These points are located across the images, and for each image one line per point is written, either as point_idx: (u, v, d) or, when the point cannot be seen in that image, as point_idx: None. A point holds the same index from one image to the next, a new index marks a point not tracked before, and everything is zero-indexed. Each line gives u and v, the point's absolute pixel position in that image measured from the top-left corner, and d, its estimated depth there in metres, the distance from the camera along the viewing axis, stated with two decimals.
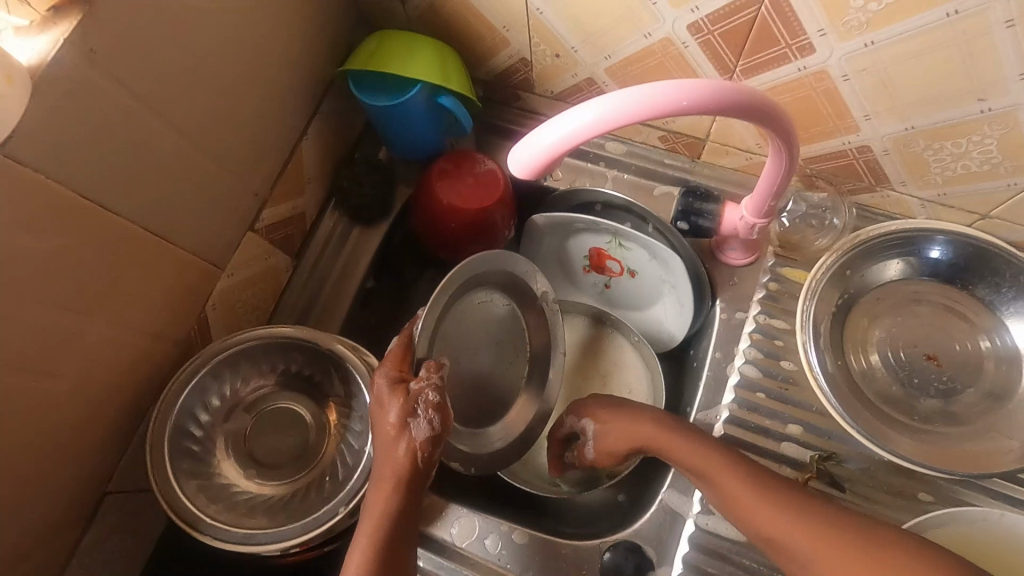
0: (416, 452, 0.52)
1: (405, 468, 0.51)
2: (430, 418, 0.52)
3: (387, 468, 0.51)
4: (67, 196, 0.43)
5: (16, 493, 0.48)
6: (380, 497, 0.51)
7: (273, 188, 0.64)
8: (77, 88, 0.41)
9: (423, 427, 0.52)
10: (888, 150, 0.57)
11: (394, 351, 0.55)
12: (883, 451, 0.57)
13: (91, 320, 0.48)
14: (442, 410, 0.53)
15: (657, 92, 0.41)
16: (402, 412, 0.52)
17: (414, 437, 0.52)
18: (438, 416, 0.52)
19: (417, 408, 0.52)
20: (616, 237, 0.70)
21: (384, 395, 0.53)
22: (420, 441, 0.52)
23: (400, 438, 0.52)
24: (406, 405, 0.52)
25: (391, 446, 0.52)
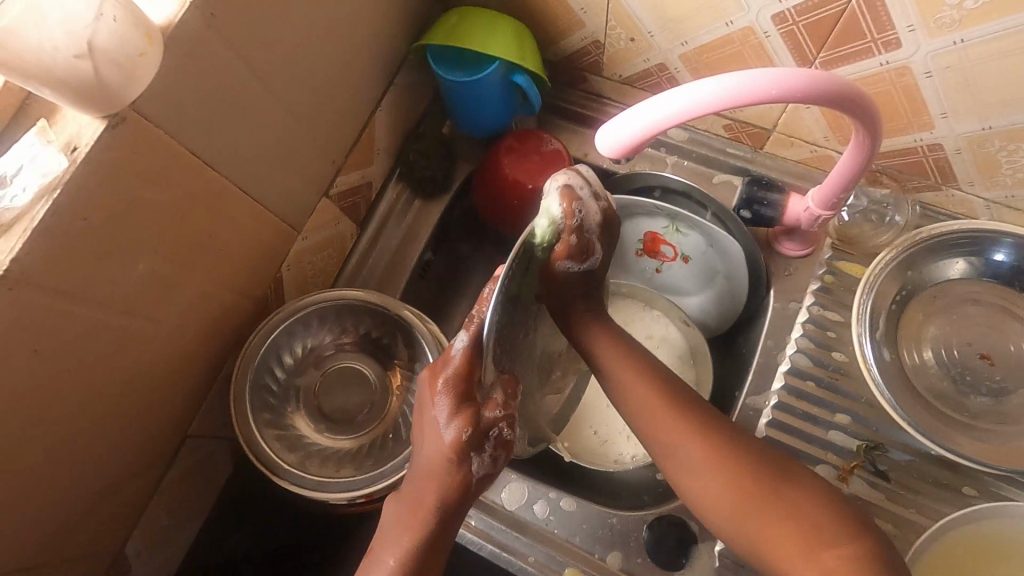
0: (468, 484, 0.47)
1: (452, 499, 0.47)
2: (494, 456, 0.47)
3: (433, 488, 0.47)
4: (181, 153, 0.45)
5: (111, 423, 0.52)
6: (410, 525, 0.47)
7: (347, 156, 0.66)
8: (200, 51, 0.43)
9: (485, 463, 0.47)
10: (960, 149, 0.58)
11: (459, 358, 0.45)
12: (934, 445, 0.59)
13: (187, 271, 0.51)
14: (509, 448, 0.47)
15: (748, 82, 0.42)
16: (467, 444, 0.46)
17: (470, 471, 0.47)
18: (503, 454, 0.47)
19: (483, 443, 0.46)
20: (673, 222, 0.71)
21: (443, 415, 0.46)
22: (475, 477, 0.47)
23: (451, 467, 0.46)
24: (468, 436, 0.46)
25: (438, 475, 0.47)
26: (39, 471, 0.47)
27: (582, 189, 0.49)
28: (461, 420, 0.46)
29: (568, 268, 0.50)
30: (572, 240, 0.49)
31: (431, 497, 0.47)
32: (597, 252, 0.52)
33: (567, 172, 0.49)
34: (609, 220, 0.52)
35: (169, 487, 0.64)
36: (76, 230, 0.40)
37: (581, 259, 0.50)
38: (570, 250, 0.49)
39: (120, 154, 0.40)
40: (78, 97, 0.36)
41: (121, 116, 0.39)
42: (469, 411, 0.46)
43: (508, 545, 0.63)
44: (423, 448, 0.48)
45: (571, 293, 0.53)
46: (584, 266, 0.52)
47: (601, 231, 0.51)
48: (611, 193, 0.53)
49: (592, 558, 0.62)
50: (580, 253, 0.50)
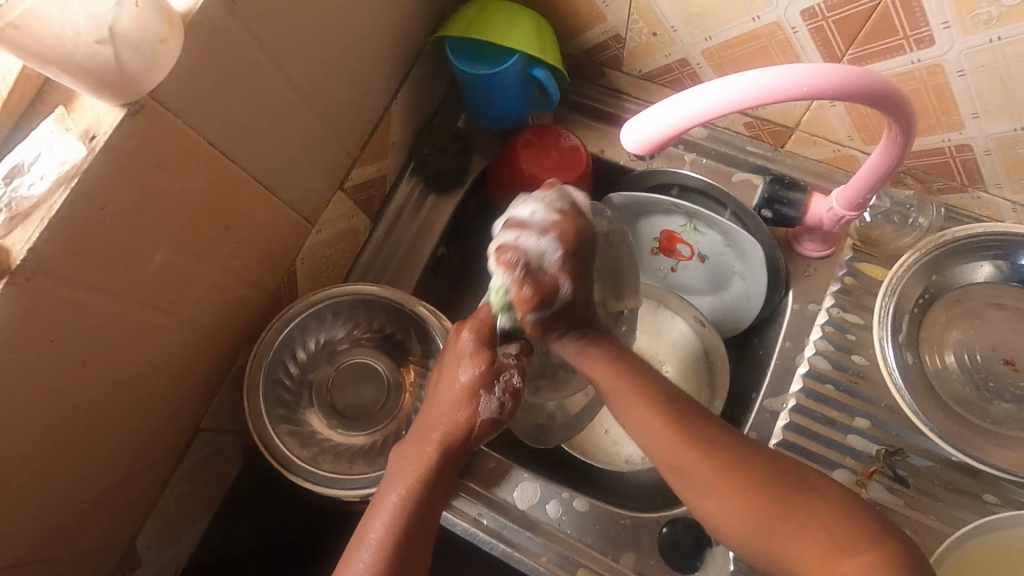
0: (475, 424, 0.52)
1: (458, 437, 0.52)
2: (501, 401, 0.52)
3: (443, 423, 0.52)
4: (198, 141, 0.44)
5: (122, 415, 0.51)
6: (414, 462, 0.50)
7: (363, 149, 0.65)
8: (220, 39, 0.42)
9: (491, 407, 0.52)
10: (989, 150, 0.57)
11: (483, 308, 0.54)
12: (953, 450, 0.58)
13: (203, 263, 0.51)
14: (516, 398, 0.53)
15: (774, 75, 0.41)
16: (479, 382, 0.52)
17: (478, 412, 0.52)
18: (511, 402, 0.52)
19: (495, 384, 0.52)
20: (691, 220, 0.69)
21: (462, 356, 0.53)
22: (483, 418, 0.52)
23: (460, 401, 0.52)
24: (485, 373, 0.52)
25: (450, 411, 0.52)
26: (53, 463, 0.47)
27: (523, 243, 0.49)
28: (479, 361, 0.52)
29: (540, 316, 0.50)
30: (526, 293, 0.49)
31: (439, 434, 0.52)
32: (568, 284, 0.49)
33: (510, 227, 0.50)
34: (567, 248, 0.49)
35: (179, 479, 0.64)
36: (93, 219, 0.39)
37: (546, 306, 0.50)
38: (528, 301, 0.49)
39: (139, 142, 0.39)
40: (99, 84, 0.35)
41: (141, 103, 0.38)
42: (486, 354, 0.52)
43: (519, 545, 0.61)
44: (437, 392, 0.54)
45: (556, 328, 0.52)
46: (557, 304, 0.50)
47: (561, 262, 0.49)
48: (574, 217, 0.51)
49: (606, 560, 0.61)
50: (545, 297, 0.49)
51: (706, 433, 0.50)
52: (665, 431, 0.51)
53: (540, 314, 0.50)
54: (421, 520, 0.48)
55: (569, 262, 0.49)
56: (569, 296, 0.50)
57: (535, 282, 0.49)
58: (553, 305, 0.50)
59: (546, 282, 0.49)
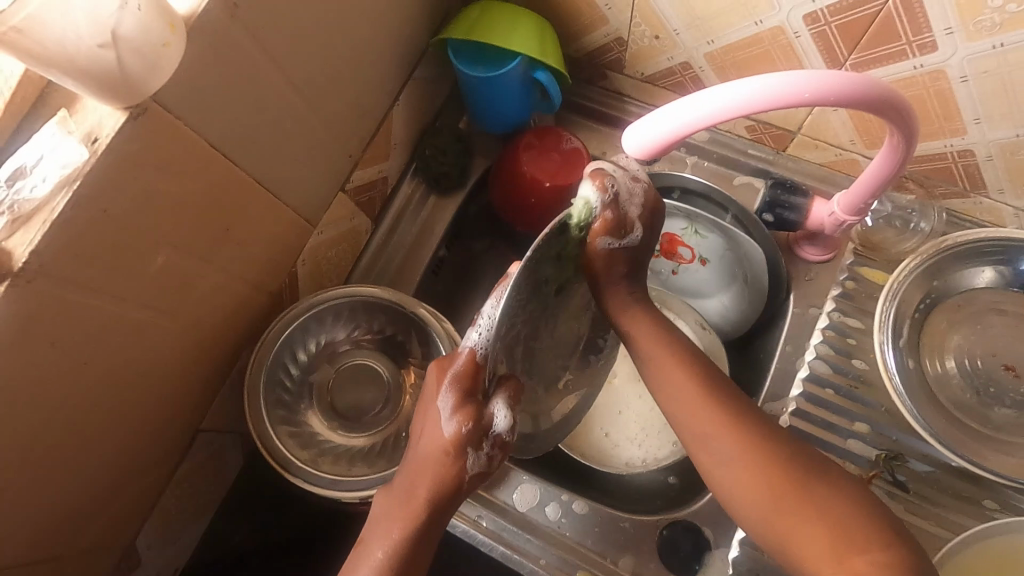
0: (462, 477, 0.48)
1: (445, 491, 0.48)
2: (490, 455, 0.48)
3: (427, 477, 0.48)
4: (200, 144, 0.44)
5: (124, 416, 0.51)
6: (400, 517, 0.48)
7: (365, 151, 0.65)
8: (222, 42, 0.42)
9: (479, 461, 0.48)
10: (991, 156, 0.57)
11: (463, 362, 0.44)
12: (953, 457, 0.58)
13: (205, 265, 0.51)
14: (504, 448, 0.48)
15: (774, 83, 0.41)
16: (464, 441, 0.47)
17: (466, 466, 0.48)
18: (499, 454, 0.48)
19: (482, 441, 0.47)
20: (692, 223, 0.71)
21: (446, 411, 0.46)
22: (469, 472, 0.48)
23: (446, 461, 0.47)
24: (471, 434, 0.46)
25: (435, 468, 0.47)
26: (54, 464, 0.47)
27: (614, 175, 0.48)
28: (463, 418, 0.46)
29: (609, 245, 0.48)
30: (608, 216, 0.47)
31: (424, 490, 0.48)
32: (638, 232, 0.50)
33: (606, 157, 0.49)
34: (648, 200, 0.50)
35: (180, 479, 0.64)
36: (95, 221, 0.39)
37: (617, 238, 0.48)
38: (609, 223, 0.47)
39: (141, 145, 0.39)
40: (101, 87, 0.35)
41: (142, 107, 0.38)
42: (471, 410, 0.46)
43: (518, 547, 0.61)
44: (418, 442, 0.49)
45: (609, 275, 0.51)
46: (622, 244, 0.49)
47: (642, 208, 0.49)
48: (651, 179, 0.52)
49: (605, 563, 0.61)
50: (619, 229, 0.48)
51: (705, 438, 0.51)
52: None
53: (614, 247, 0.49)
54: (409, 573, 0.48)
55: (649, 212, 0.50)
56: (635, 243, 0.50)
57: (622, 218, 0.48)
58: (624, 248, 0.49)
59: (627, 219, 0.48)
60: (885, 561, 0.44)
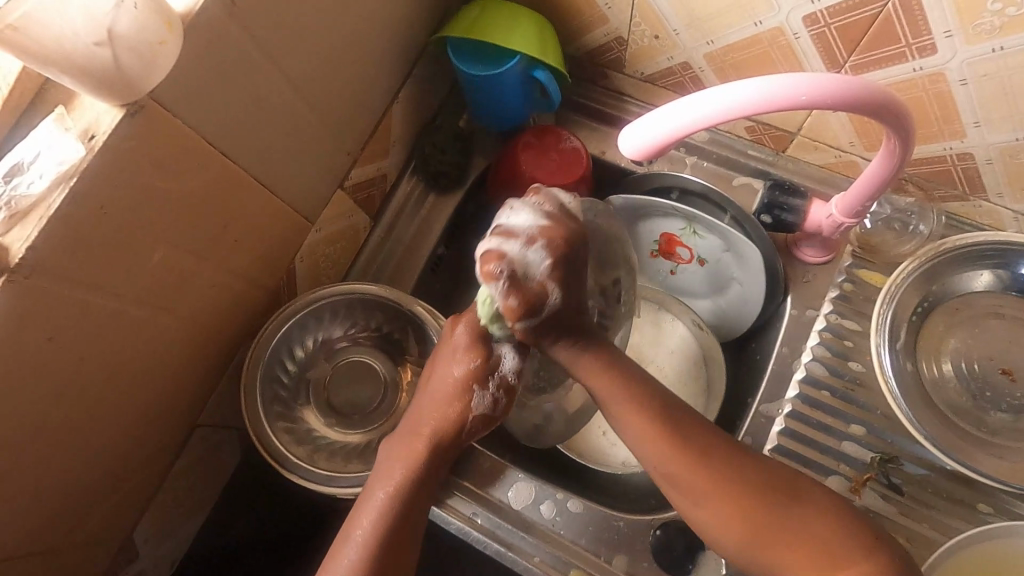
0: (468, 418, 0.53)
1: (451, 430, 0.53)
2: (495, 397, 0.53)
3: (435, 418, 0.53)
4: (198, 142, 0.44)
5: (122, 410, 0.52)
6: (407, 452, 0.52)
7: (364, 148, 0.65)
8: (220, 39, 0.42)
9: (485, 403, 0.53)
10: (991, 159, 0.56)
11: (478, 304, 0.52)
12: (949, 460, 0.58)
13: (202, 262, 0.51)
14: (510, 395, 0.53)
15: (739, 95, 0.41)
16: (472, 377, 0.52)
17: (471, 407, 0.53)
18: (503, 399, 0.53)
19: (489, 381, 0.53)
20: (690, 224, 0.70)
21: (458, 347, 0.53)
22: (475, 414, 0.53)
23: (456, 395, 0.53)
24: (480, 372, 0.52)
25: (445, 405, 0.53)
26: (51, 457, 0.47)
27: (509, 250, 0.48)
28: (476, 356, 0.52)
29: (529, 326, 0.50)
30: (513, 304, 0.48)
31: (429, 427, 0.53)
32: (557, 290, 0.49)
33: (493, 236, 0.49)
34: (556, 257, 0.49)
35: (177, 471, 0.65)
36: (93, 219, 0.40)
37: (535, 314, 0.49)
38: (516, 311, 0.49)
39: (139, 142, 0.40)
40: (97, 84, 0.35)
41: (139, 104, 0.38)
42: (481, 348, 0.52)
43: (513, 545, 0.61)
44: (434, 378, 0.54)
45: (547, 338, 0.52)
46: (545, 312, 0.50)
47: (549, 269, 0.48)
48: (563, 221, 0.50)
49: (598, 561, 0.61)
50: (532, 308, 0.49)
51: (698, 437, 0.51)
52: (658, 435, 0.51)
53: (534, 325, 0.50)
54: (410, 508, 0.50)
55: (558, 268, 0.49)
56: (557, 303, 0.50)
57: (528, 314, 0.49)
58: (544, 308, 0.49)
59: (535, 295, 0.48)
60: None
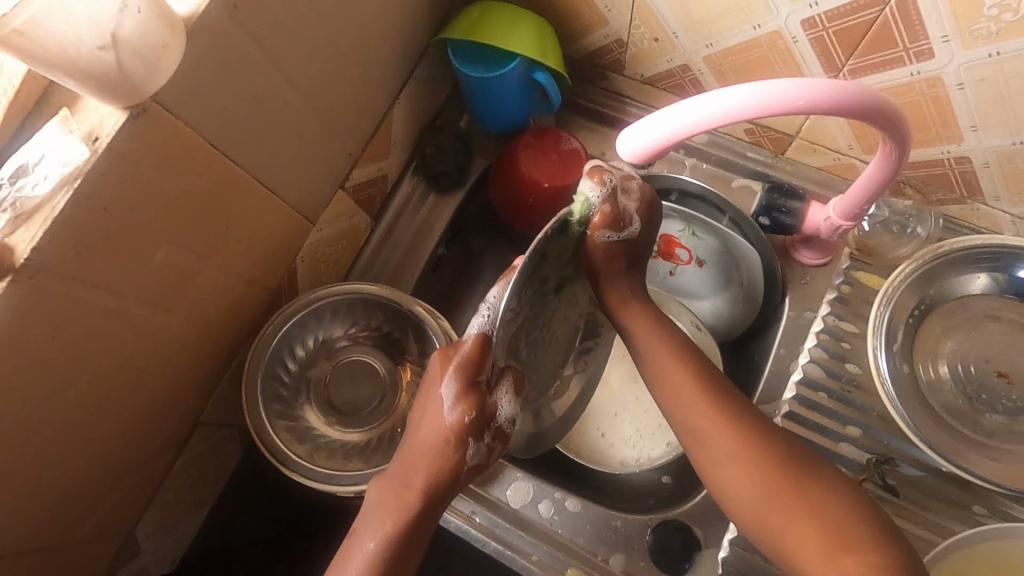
0: (460, 468, 0.50)
1: (443, 480, 0.50)
2: (490, 446, 0.50)
3: (428, 470, 0.49)
4: (200, 144, 0.45)
5: (125, 408, 0.52)
6: (395, 505, 0.49)
7: (365, 149, 0.66)
8: (222, 43, 0.43)
9: (479, 452, 0.50)
10: (988, 163, 0.57)
11: (473, 349, 0.44)
12: (944, 462, 0.58)
13: (204, 262, 0.51)
14: (503, 440, 0.50)
15: (684, 118, 0.42)
16: (465, 430, 0.48)
17: (465, 458, 0.49)
18: (497, 446, 0.50)
19: (484, 433, 0.49)
20: (690, 226, 0.71)
21: (449, 399, 0.47)
22: (468, 464, 0.50)
23: (449, 447, 0.49)
24: (475, 425, 0.48)
25: (436, 457, 0.49)
26: (55, 455, 0.48)
27: (611, 170, 0.50)
28: (470, 411, 0.47)
29: (610, 238, 0.50)
30: (607, 209, 0.48)
31: (420, 481, 0.49)
32: (637, 224, 0.51)
33: (596, 158, 0.51)
34: (643, 195, 0.52)
35: (179, 467, 0.66)
36: (96, 219, 0.40)
37: (619, 228, 0.50)
38: (608, 216, 0.49)
39: (142, 144, 0.40)
40: (100, 87, 0.36)
41: (143, 106, 0.39)
42: (477, 404, 0.47)
43: (511, 544, 0.62)
44: (427, 422, 0.50)
45: (610, 275, 0.53)
46: (624, 234, 0.51)
47: (638, 206, 0.51)
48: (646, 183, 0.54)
49: (596, 560, 0.62)
50: (617, 223, 0.50)
51: (695, 438, 0.51)
52: None
53: (615, 244, 0.51)
54: (399, 560, 0.49)
55: (647, 205, 0.51)
56: (635, 233, 0.51)
57: (617, 224, 0.50)
58: (623, 240, 0.51)
59: (626, 211, 0.50)
60: (872, 561, 0.45)
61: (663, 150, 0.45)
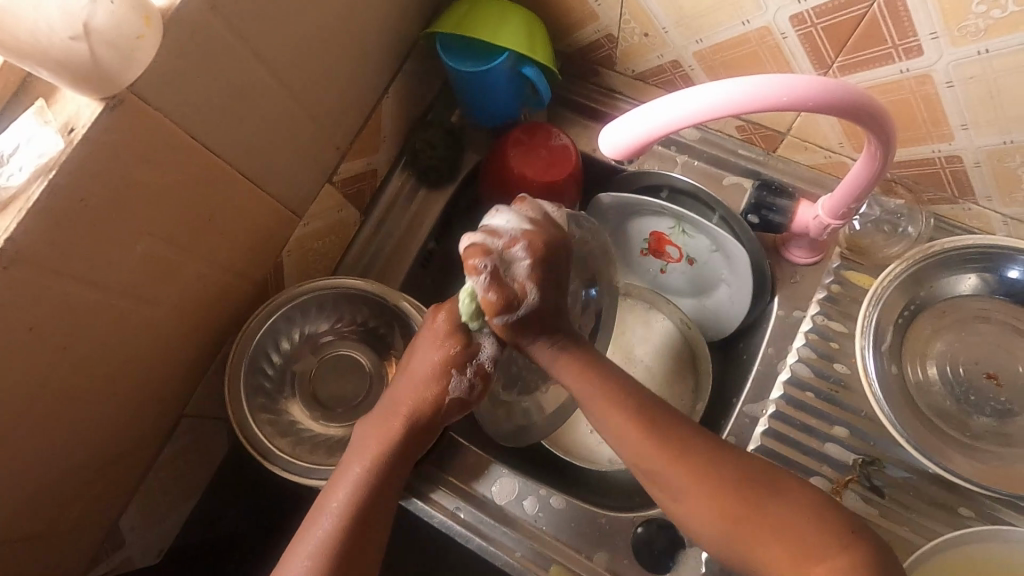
0: (443, 401, 0.54)
1: (426, 412, 0.54)
2: (471, 382, 0.54)
3: (389, 436, 0.53)
4: (180, 137, 0.44)
5: (108, 399, 0.53)
6: (386, 431, 0.53)
7: (353, 143, 0.66)
8: (203, 35, 0.42)
9: (462, 387, 0.54)
10: (979, 162, 0.56)
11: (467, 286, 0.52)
12: (929, 462, 0.58)
13: (185, 255, 0.51)
14: (486, 380, 0.54)
15: (654, 119, 0.42)
16: (451, 362, 0.53)
17: (447, 390, 0.54)
18: (479, 385, 0.54)
19: (467, 367, 0.54)
20: (679, 223, 0.69)
21: (441, 332, 0.53)
22: (451, 397, 0.54)
23: (437, 379, 0.53)
24: (460, 356, 0.53)
25: (422, 387, 0.54)
26: (36, 445, 0.48)
27: (491, 246, 0.50)
28: (456, 340, 0.53)
29: (505, 322, 0.51)
30: (492, 297, 0.49)
31: (407, 409, 0.54)
32: (534, 290, 0.50)
33: (478, 230, 0.51)
34: (535, 256, 0.50)
35: (164, 457, 0.66)
36: (75, 211, 0.40)
37: (511, 310, 0.50)
38: (493, 306, 0.50)
39: (120, 136, 0.40)
40: (75, 79, 0.36)
41: (119, 98, 0.39)
42: (460, 336, 0.53)
43: (494, 540, 0.61)
44: (411, 364, 0.55)
45: (526, 335, 0.53)
46: (521, 310, 0.51)
47: (530, 269, 0.50)
48: (546, 227, 0.52)
49: (580, 558, 0.61)
50: (507, 304, 0.50)
51: (675, 435, 0.51)
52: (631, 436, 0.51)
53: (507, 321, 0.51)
54: (384, 484, 0.52)
55: (538, 270, 0.50)
56: (533, 302, 0.51)
57: (506, 311, 0.50)
58: (523, 307, 0.51)
59: (515, 290, 0.50)
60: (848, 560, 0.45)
61: (639, 152, 0.45)
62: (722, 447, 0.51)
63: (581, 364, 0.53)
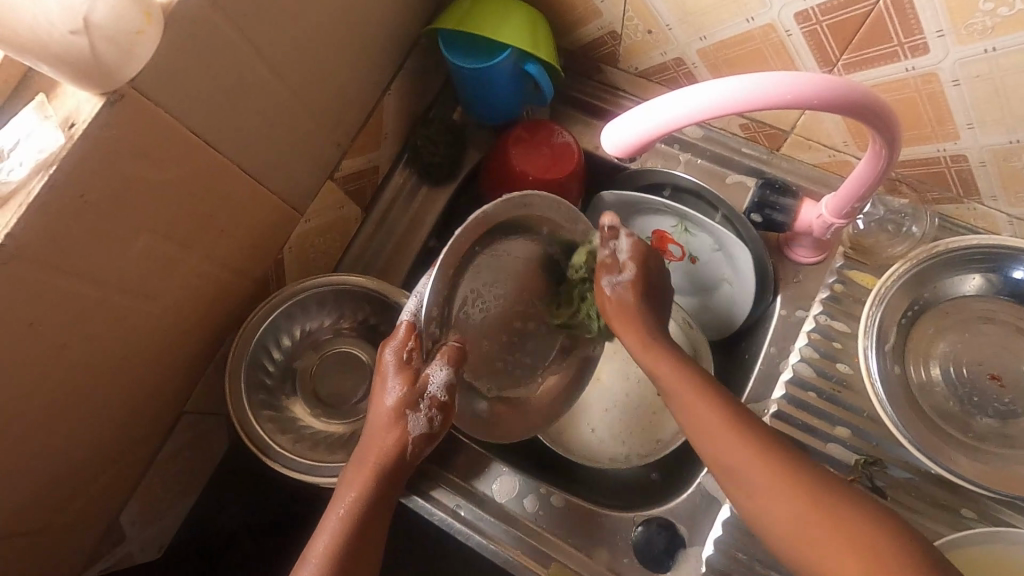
0: (407, 442, 0.53)
1: (394, 456, 0.53)
2: (429, 416, 0.53)
3: (361, 482, 0.52)
4: (180, 132, 0.44)
5: (108, 395, 0.53)
6: (361, 476, 0.52)
7: (354, 139, 0.65)
8: (204, 31, 0.42)
9: (422, 423, 0.53)
10: (984, 161, 0.55)
11: (403, 330, 0.51)
12: (933, 464, 0.58)
13: (186, 252, 0.51)
14: (445, 410, 0.53)
15: (655, 118, 0.42)
16: (403, 404, 0.52)
17: (409, 431, 0.53)
18: (439, 415, 0.53)
19: (420, 402, 0.52)
20: (682, 222, 0.69)
21: (389, 376, 0.52)
22: (414, 435, 0.53)
23: (396, 424, 0.53)
24: (409, 396, 0.52)
25: (383, 432, 0.53)
26: (36, 442, 0.48)
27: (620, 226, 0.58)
28: (403, 380, 0.52)
29: (609, 284, 0.57)
30: (606, 255, 0.58)
31: (376, 454, 0.53)
32: (632, 265, 0.57)
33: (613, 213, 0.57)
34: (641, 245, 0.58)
35: (164, 454, 0.67)
36: (75, 206, 0.40)
37: (612, 274, 0.57)
38: (604, 264, 0.58)
39: (120, 131, 0.40)
40: (74, 74, 0.36)
41: (119, 93, 0.38)
42: (408, 375, 0.51)
43: (495, 538, 0.61)
44: (371, 413, 0.55)
45: (620, 311, 0.57)
46: (620, 279, 0.57)
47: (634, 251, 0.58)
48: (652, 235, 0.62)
49: (580, 556, 0.61)
50: (609, 268, 0.58)
51: None
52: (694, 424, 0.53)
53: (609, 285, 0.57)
54: (367, 525, 0.51)
55: (641, 251, 0.58)
56: (631, 276, 0.57)
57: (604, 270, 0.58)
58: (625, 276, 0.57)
59: (621, 258, 0.58)
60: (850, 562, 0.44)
61: (644, 150, 0.44)
62: (724, 447, 0.51)
63: (674, 367, 0.55)
